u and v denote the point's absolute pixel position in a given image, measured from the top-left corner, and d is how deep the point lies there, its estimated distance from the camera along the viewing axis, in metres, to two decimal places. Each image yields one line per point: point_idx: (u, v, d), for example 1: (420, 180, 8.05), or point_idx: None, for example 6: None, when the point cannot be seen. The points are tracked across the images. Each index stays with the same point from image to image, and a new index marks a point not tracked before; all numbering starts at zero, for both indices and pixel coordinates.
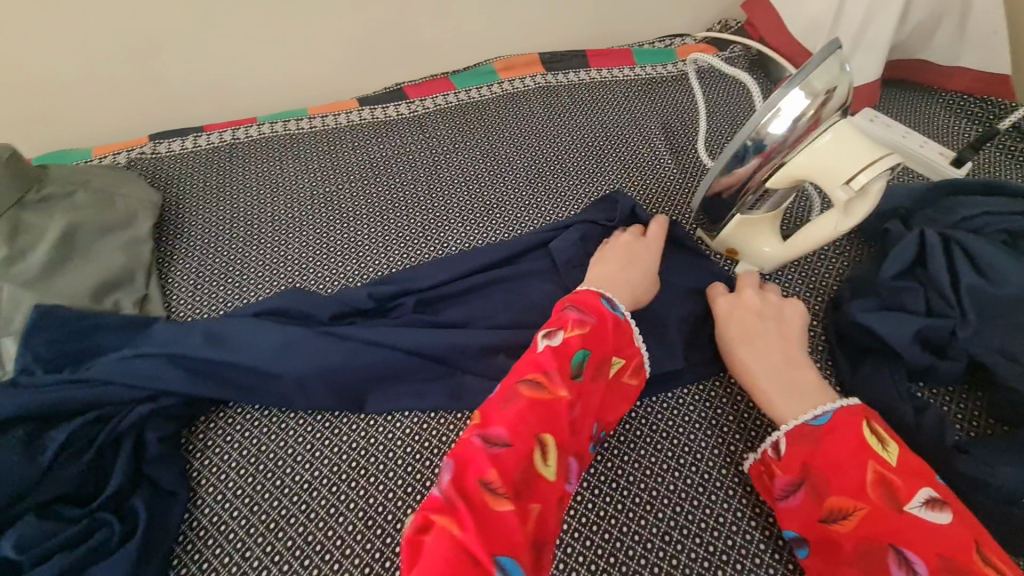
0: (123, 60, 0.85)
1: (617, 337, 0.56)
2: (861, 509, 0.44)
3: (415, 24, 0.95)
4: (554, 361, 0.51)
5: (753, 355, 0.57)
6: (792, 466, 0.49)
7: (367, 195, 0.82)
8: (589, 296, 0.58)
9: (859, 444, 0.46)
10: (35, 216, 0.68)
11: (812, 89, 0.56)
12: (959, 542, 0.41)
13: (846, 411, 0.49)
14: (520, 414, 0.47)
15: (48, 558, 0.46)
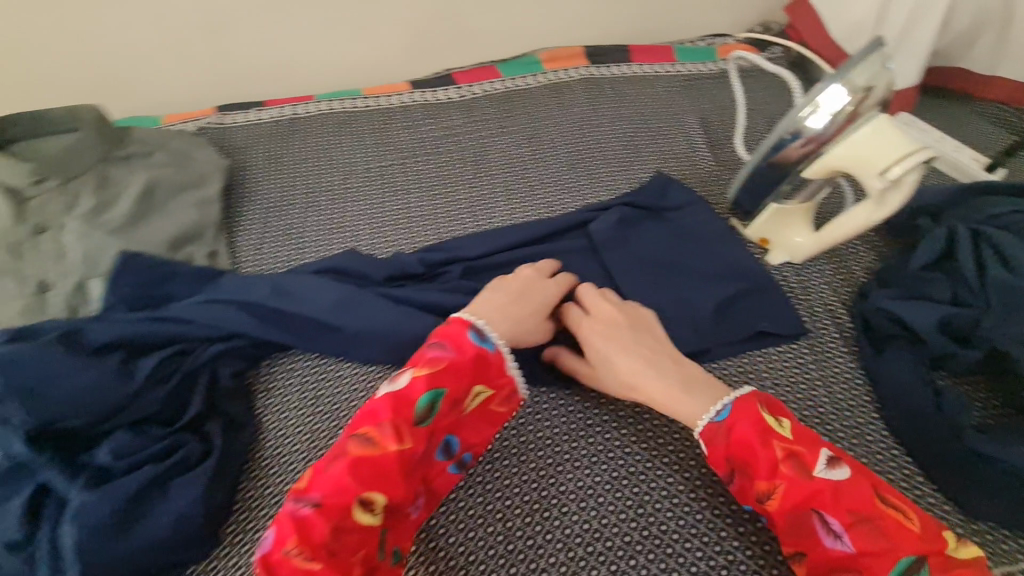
0: (197, 35, 0.91)
1: (479, 370, 0.52)
2: (779, 488, 0.47)
3: (468, 13, 1.00)
4: (389, 412, 0.49)
5: (639, 363, 0.56)
6: (716, 461, 0.51)
7: (417, 172, 0.87)
8: (455, 327, 0.54)
9: (761, 426, 0.49)
10: (120, 172, 0.74)
11: (851, 86, 0.59)
12: (858, 492, 0.46)
13: (738, 407, 0.51)
14: (343, 473, 0.46)
15: (137, 468, 0.52)
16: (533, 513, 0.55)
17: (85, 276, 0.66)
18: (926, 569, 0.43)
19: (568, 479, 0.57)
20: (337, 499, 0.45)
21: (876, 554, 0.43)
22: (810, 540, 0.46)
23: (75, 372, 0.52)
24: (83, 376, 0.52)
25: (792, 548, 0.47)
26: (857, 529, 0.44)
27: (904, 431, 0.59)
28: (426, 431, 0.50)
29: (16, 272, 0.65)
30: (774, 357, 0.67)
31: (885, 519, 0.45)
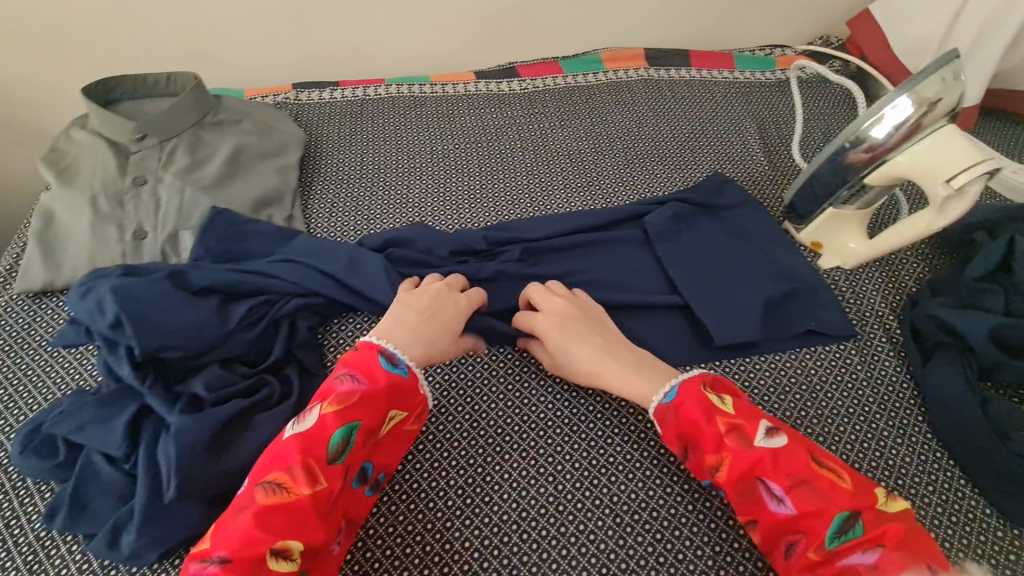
0: (282, 15, 0.96)
1: (393, 396, 0.55)
2: (724, 459, 0.51)
3: (536, 10, 1.04)
4: (298, 454, 0.49)
5: (593, 349, 0.61)
6: (671, 439, 0.55)
7: (480, 157, 0.91)
8: (365, 355, 0.56)
9: (705, 402, 0.54)
10: (211, 136, 0.80)
11: (918, 97, 0.61)
12: (797, 456, 0.50)
13: (686, 386, 0.55)
14: (252, 524, 0.45)
15: (226, 401, 0.57)
16: (585, 479, 0.59)
17: (178, 228, 0.72)
18: (860, 522, 0.47)
19: (617, 451, 0.61)
20: (247, 553, 0.44)
21: (814, 514, 0.47)
22: (757, 506, 0.50)
23: (181, 308, 0.58)
24: (188, 314, 0.58)
25: (744, 515, 0.51)
26: (797, 492, 0.49)
27: (947, 435, 0.61)
28: (342, 467, 0.50)
29: (118, 220, 0.71)
30: (822, 354, 0.68)
31: (820, 480, 0.49)
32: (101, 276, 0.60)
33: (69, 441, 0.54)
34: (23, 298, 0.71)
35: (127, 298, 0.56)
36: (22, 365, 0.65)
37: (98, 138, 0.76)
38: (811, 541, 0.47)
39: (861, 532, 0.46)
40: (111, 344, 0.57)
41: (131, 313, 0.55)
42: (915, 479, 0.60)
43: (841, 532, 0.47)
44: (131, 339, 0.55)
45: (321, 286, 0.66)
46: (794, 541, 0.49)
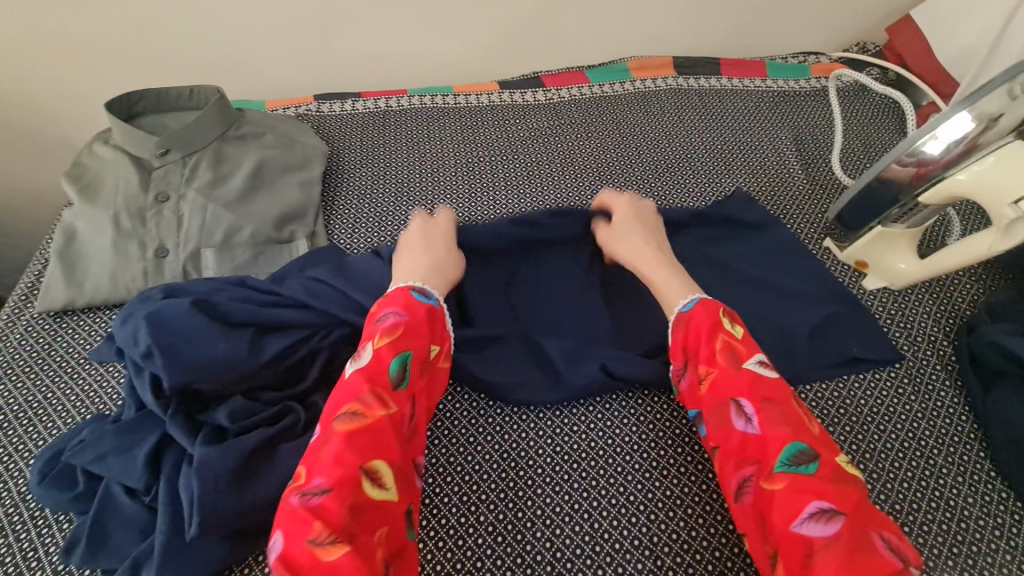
0: (304, 26, 0.95)
1: (430, 327, 0.57)
2: (712, 374, 0.53)
3: (562, 18, 1.01)
4: (367, 384, 0.50)
5: (636, 238, 0.67)
6: (674, 350, 0.58)
7: (505, 171, 0.89)
8: (399, 293, 0.57)
9: (711, 324, 0.55)
10: (234, 151, 0.78)
11: (979, 112, 0.56)
12: (778, 387, 0.51)
13: (705, 303, 0.58)
14: (342, 450, 0.45)
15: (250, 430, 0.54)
16: (622, 517, 0.55)
17: (200, 246, 0.71)
18: (815, 465, 0.46)
19: (656, 488, 0.57)
20: (344, 476, 0.44)
21: (772, 440, 0.47)
22: (728, 425, 0.51)
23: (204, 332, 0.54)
24: (213, 339, 0.54)
25: (713, 438, 0.52)
26: (767, 418, 0.49)
27: (1015, 474, 0.57)
28: (407, 393, 0.51)
29: (140, 237, 0.70)
30: (871, 384, 0.64)
31: (792, 410, 0.49)
32: (139, 303, 0.58)
33: (89, 470, 0.53)
34: (45, 317, 0.70)
35: (156, 327, 0.53)
36: (42, 387, 0.64)
37: (121, 153, 0.74)
38: (762, 468, 0.47)
39: (814, 469, 0.45)
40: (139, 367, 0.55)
41: (159, 340, 0.53)
42: (981, 522, 0.56)
43: (794, 464, 0.46)
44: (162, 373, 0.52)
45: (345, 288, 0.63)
46: (749, 473, 0.48)
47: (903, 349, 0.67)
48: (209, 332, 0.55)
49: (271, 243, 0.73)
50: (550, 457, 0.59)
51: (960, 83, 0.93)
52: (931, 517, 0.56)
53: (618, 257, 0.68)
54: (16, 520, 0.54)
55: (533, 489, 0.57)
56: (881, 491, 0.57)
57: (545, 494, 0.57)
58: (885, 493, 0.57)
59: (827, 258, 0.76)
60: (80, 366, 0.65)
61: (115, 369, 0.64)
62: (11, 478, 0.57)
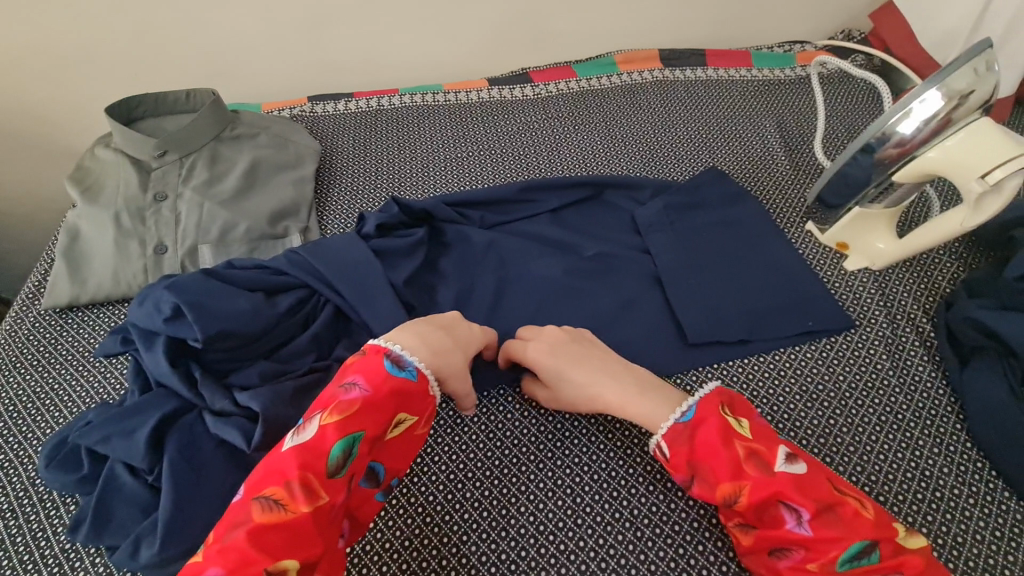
0: (297, 30, 0.97)
1: (401, 401, 0.51)
2: (745, 488, 0.48)
3: (548, 15, 1.03)
4: (299, 467, 0.45)
5: (591, 370, 0.59)
6: (679, 465, 0.52)
7: (493, 165, 0.91)
8: (370, 362, 0.52)
9: (723, 431, 0.50)
10: (229, 150, 0.81)
11: (948, 89, 0.57)
12: (817, 480, 0.48)
13: (706, 404, 0.52)
14: (246, 544, 0.41)
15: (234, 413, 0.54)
16: (603, 491, 0.58)
17: (197, 242, 0.74)
18: (876, 553, 0.45)
19: (636, 462, 0.60)
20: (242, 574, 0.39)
21: (832, 539, 0.45)
22: (775, 527, 0.47)
23: (206, 309, 0.55)
24: (237, 307, 0.57)
25: (757, 530, 0.48)
26: (820, 516, 0.46)
27: (989, 444, 0.58)
28: (346, 480, 0.47)
29: (140, 235, 0.73)
30: (851, 362, 0.65)
31: (843, 505, 0.46)
32: (151, 285, 0.59)
33: (93, 453, 0.55)
34: (51, 314, 0.73)
35: (184, 292, 0.56)
36: (49, 379, 0.66)
37: (121, 155, 0.77)
38: (815, 558, 0.46)
39: (876, 559, 0.44)
40: (144, 341, 0.57)
41: (189, 303, 0.55)
42: (956, 491, 0.57)
43: (855, 558, 0.45)
44: (197, 333, 0.54)
45: (338, 283, 0.64)
46: (798, 560, 0.46)
47: (883, 326, 0.68)
48: (231, 299, 0.58)
49: (265, 239, 0.76)
50: (534, 437, 0.62)
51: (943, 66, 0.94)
52: (906, 488, 0.57)
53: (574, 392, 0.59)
54: (26, 503, 0.57)
55: (518, 468, 0.60)
56: (857, 463, 0.59)
57: (530, 472, 0.60)
58: (861, 464, 0.59)
59: (808, 241, 0.76)
60: (85, 358, 0.68)
61: (119, 360, 0.67)
62: (21, 464, 0.60)
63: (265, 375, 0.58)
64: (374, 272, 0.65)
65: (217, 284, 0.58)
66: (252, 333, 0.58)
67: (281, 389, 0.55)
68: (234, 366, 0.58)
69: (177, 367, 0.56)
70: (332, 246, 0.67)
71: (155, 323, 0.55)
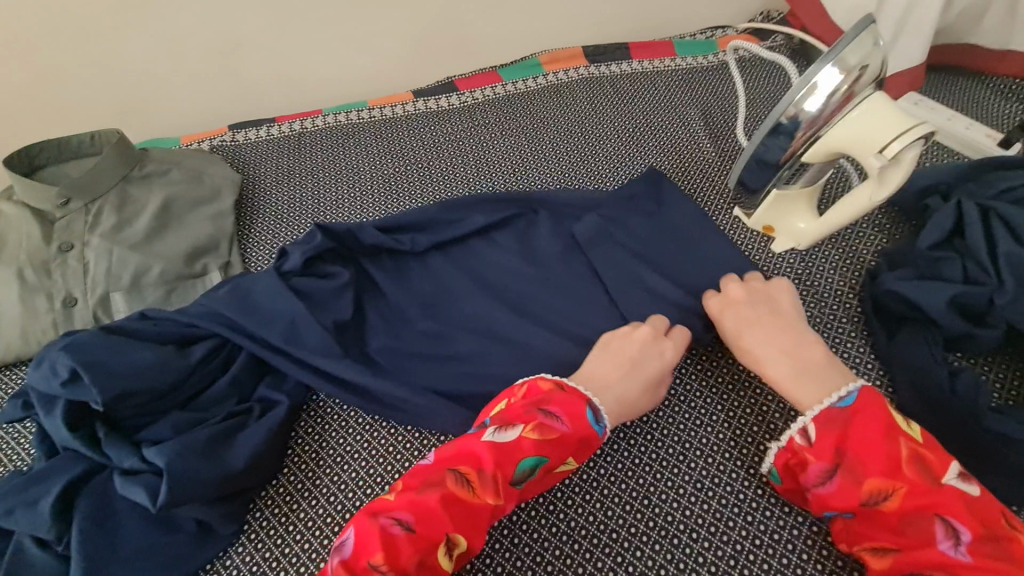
0: (208, 58, 0.95)
1: (581, 447, 0.54)
2: (900, 489, 0.46)
3: (467, 21, 1.03)
4: (495, 464, 0.50)
5: (769, 351, 0.57)
6: (824, 451, 0.49)
7: (420, 179, 0.89)
8: (577, 399, 0.55)
9: (889, 425, 0.48)
10: (139, 190, 0.78)
11: (843, 64, 0.58)
12: (991, 509, 0.45)
13: (867, 395, 0.50)
14: (438, 505, 0.48)
15: (142, 471, 0.52)
16: (540, 505, 0.57)
17: (109, 290, 0.70)
18: None
19: (573, 472, 0.59)
20: (426, 530, 0.47)
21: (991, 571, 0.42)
22: (921, 543, 0.45)
23: (104, 370, 0.52)
24: (140, 360, 0.55)
25: (893, 542, 0.46)
26: (980, 542, 0.43)
27: (920, 415, 0.58)
28: (518, 492, 0.52)
29: (47, 289, 0.70)
30: None
31: (1012, 541, 0.44)
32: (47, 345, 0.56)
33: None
34: None
35: (80, 352, 0.53)
36: None
37: (23, 207, 0.74)
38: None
39: None
40: (43, 406, 0.54)
41: (85, 364, 0.52)
42: None
43: None
44: (95, 395, 0.52)
45: (240, 321, 0.62)
46: None
47: (810, 305, 0.68)
48: (133, 353, 0.55)
49: (183, 279, 0.73)
50: None
51: None
52: None
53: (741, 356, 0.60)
54: None
55: None
56: None
57: None
58: None
59: (736, 227, 0.77)
60: None
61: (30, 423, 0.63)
62: None
63: (178, 428, 0.55)
64: (303, 316, 0.63)
65: (119, 338, 0.56)
66: (160, 386, 0.55)
67: (194, 440, 0.53)
68: (145, 421, 0.56)
69: (79, 430, 0.53)
70: (251, 289, 0.64)
71: (51, 387, 0.52)
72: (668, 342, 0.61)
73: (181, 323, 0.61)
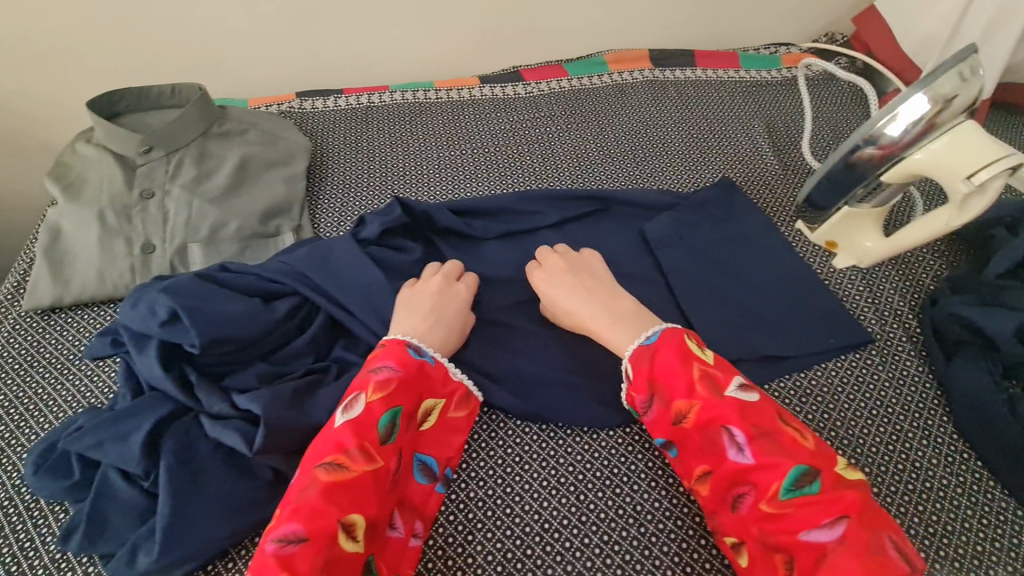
0: (284, 24, 0.95)
1: (422, 384, 0.56)
2: (694, 408, 0.52)
3: (540, 14, 1.04)
4: (354, 437, 0.50)
5: (579, 302, 0.64)
6: (640, 385, 0.56)
7: (487, 164, 0.91)
8: (395, 345, 0.57)
9: (681, 355, 0.55)
10: (218, 147, 0.79)
11: (934, 94, 0.59)
12: (763, 411, 0.52)
13: (667, 336, 0.57)
14: (320, 499, 0.46)
15: (230, 417, 0.53)
16: (606, 487, 0.58)
17: (186, 241, 0.72)
18: (818, 479, 0.48)
19: (638, 459, 0.60)
20: (318, 526, 0.45)
21: (771, 466, 0.48)
22: (720, 455, 0.51)
23: (200, 313, 0.54)
24: (232, 310, 0.56)
25: (704, 462, 0.52)
26: (758, 443, 0.50)
27: (976, 436, 0.60)
28: (393, 447, 0.52)
29: (126, 233, 0.71)
30: (844, 362, 0.67)
31: (782, 435, 0.50)
32: (144, 286, 0.57)
33: (83, 459, 0.53)
34: (32, 315, 0.70)
35: (179, 295, 0.55)
36: (29, 384, 0.64)
37: (103, 151, 0.75)
38: (763, 494, 0.49)
39: (817, 488, 0.47)
40: (135, 344, 0.55)
41: (185, 307, 0.54)
42: (944, 481, 0.59)
43: (796, 485, 0.48)
44: (192, 337, 0.53)
45: (322, 283, 0.63)
46: (744, 492, 0.50)
47: (872, 323, 0.70)
48: (226, 302, 0.56)
49: (256, 238, 0.74)
50: (536, 436, 0.62)
51: (923, 69, 0.97)
52: (898, 478, 0.59)
53: (561, 309, 0.65)
54: (10, 512, 0.54)
55: (522, 467, 0.60)
56: (851, 454, 0.61)
57: (533, 471, 0.59)
58: (854, 458, 0.61)
59: (797, 240, 0.79)
60: (68, 361, 0.65)
61: (105, 363, 0.64)
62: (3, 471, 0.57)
63: (263, 378, 0.57)
64: (378, 282, 0.64)
65: (212, 287, 0.57)
66: (248, 336, 0.57)
67: (280, 391, 0.54)
68: (230, 368, 0.57)
69: (170, 370, 0.54)
70: (330, 251, 0.66)
71: (148, 326, 0.54)
72: (460, 284, 0.65)
73: (262, 279, 0.62)
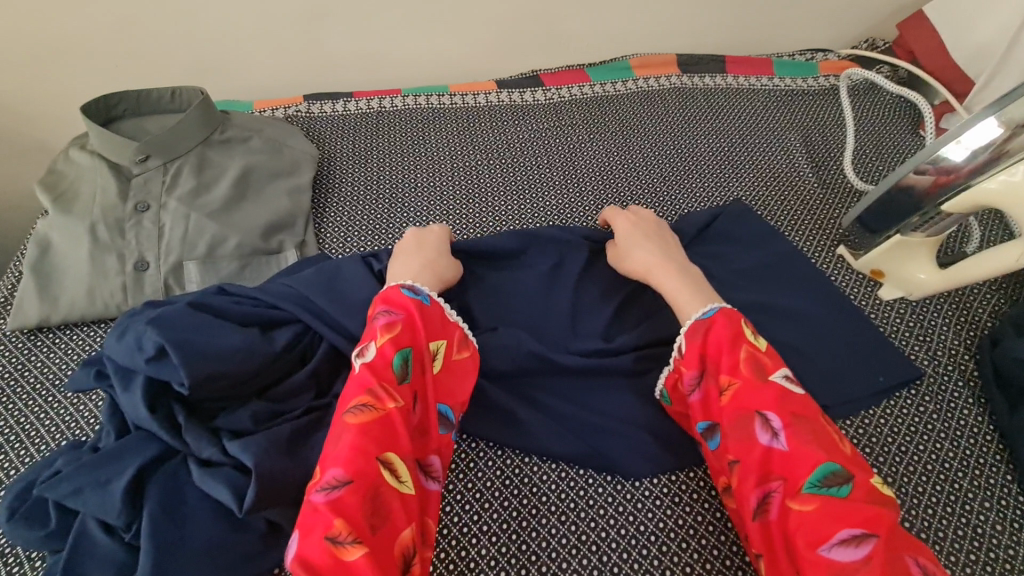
0: (291, 24, 0.90)
1: (430, 326, 0.54)
2: (734, 385, 0.50)
3: (562, 16, 0.98)
4: (375, 379, 0.48)
5: (645, 257, 0.63)
6: (690, 358, 0.53)
7: (504, 175, 0.85)
8: (393, 293, 0.55)
9: (733, 336, 0.52)
10: (219, 156, 0.74)
11: (1007, 118, 0.54)
12: (804, 404, 0.48)
13: (725, 312, 0.54)
14: (355, 443, 0.45)
15: (220, 466, 0.49)
16: (632, 548, 0.52)
17: (182, 258, 0.67)
18: (848, 483, 0.43)
19: (666, 515, 0.54)
20: (361, 467, 0.44)
21: (802, 457, 0.45)
22: (750, 442, 0.47)
23: (191, 347, 0.49)
24: (228, 343, 0.51)
25: (731, 451, 0.48)
26: (792, 432, 0.46)
27: None
28: (411, 388, 0.50)
29: (118, 249, 0.66)
30: (894, 407, 0.61)
31: (819, 430, 0.46)
32: (134, 316, 0.53)
33: (61, 505, 0.48)
34: (18, 335, 0.65)
35: (168, 328, 0.50)
36: (11, 412, 0.59)
37: (98, 159, 0.70)
38: (790, 488, 0.44)
39: (846, 492, 0.43)
40: (121, 380, 0.51)
41: (173, 342, 0.49)
42: (1011, 551, 0.53)
43: (822, 483, 0.43)
44: (180, 375, 0.48)
45: (327, 308, 0.58)
46: (772, 489, 0.45)
47: (925, 363, 0.64)
48: (221, 335, 0.52)
49: (258, 255, 0.69)
50: (554, 484, 0.56)
51: (975, 81, 0.90)
52: (958, 546, 0.53)
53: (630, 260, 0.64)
54: None
55: (537, 519, 0.54)
56: (905, 515, 0.54)
57: (552, 525, 0.53)
58: (908, 520, 0.54)
59: (839, 266, 0.72)
60: (54, 387, 0.61)
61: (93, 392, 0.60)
62: None
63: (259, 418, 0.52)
64: None
65: (208, 318, 0.52)
66: (244, 372, 0.52)
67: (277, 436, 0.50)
68: (224, 405, 0.53)
69: (157, 410, 0.50)
70: (339, 273, 0.61)
71: (134, 361, 0.49)
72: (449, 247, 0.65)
73: (264, 305, 0.58)
